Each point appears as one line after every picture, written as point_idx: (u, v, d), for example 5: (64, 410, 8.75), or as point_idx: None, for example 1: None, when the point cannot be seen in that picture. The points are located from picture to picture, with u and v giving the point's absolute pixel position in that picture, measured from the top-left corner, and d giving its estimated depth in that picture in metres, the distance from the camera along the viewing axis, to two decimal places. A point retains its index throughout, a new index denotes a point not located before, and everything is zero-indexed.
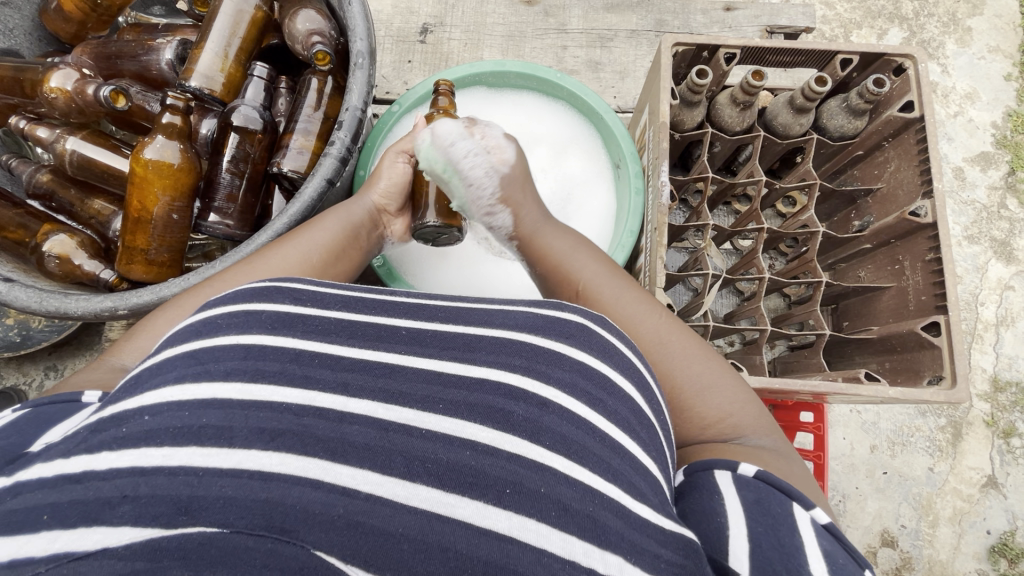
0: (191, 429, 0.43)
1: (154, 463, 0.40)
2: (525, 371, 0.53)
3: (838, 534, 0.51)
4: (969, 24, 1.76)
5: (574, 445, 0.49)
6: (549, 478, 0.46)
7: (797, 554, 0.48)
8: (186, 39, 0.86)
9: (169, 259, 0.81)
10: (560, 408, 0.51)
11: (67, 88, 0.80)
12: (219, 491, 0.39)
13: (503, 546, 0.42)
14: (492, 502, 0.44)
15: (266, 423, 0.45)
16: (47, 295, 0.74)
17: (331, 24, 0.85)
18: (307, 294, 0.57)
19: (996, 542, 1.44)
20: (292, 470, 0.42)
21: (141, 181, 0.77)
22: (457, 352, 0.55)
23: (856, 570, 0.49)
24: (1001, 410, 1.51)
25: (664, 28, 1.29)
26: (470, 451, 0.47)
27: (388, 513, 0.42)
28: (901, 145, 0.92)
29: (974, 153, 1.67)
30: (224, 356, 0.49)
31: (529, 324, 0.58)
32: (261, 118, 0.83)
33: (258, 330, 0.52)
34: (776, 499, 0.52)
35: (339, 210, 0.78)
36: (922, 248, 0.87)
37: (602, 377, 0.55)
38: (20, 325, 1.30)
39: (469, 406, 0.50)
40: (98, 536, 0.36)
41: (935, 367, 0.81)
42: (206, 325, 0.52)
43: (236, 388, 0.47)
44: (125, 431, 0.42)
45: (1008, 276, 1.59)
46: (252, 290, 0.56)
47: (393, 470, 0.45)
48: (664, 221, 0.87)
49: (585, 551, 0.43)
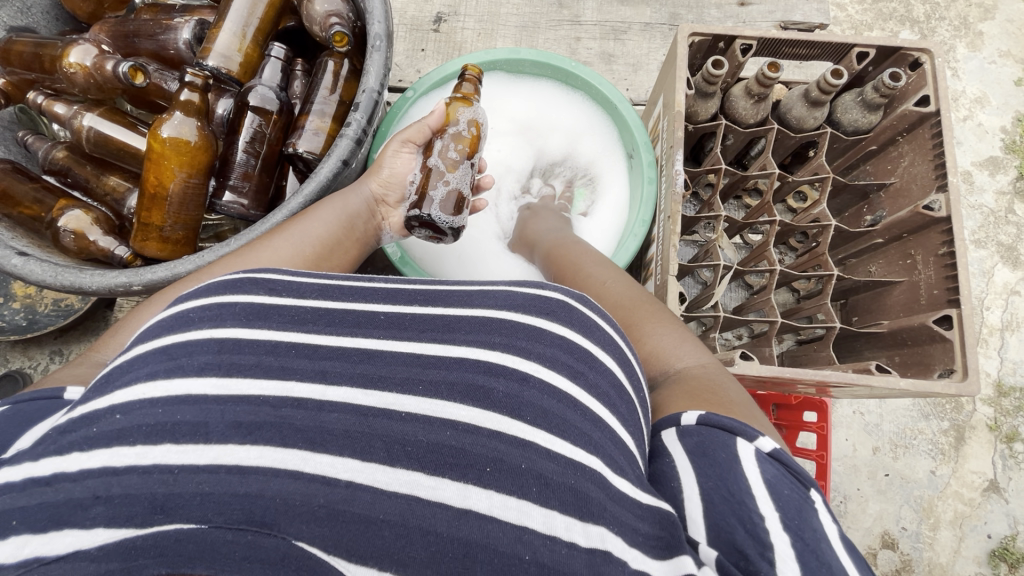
0: (165, 426, 0.43)
1: (127, 463, 0.41)
2: (505, 348, 0.53)
3: (783, 461, 0.50)
4: (981, 29, 1.76)
5: (555, 418, 0.49)
6: (530, 453, 0.46)
7: (748, 501, 0.47)
8: (204, 20, 0.87)
9: (184, 236, 0.81)
10: (539, 382, 0.51)
11: (86, 64, 0.80)
12: (195, 488, 0.40)
13: (483, 526, 0.42)
14: (472, 482, 0.44)
15: (241, 416, 0.45)
16: (62, 268, 0.74)
17: (349, 6, 0.84)
18: (282, 285, 0.57)
19: (996, 546, 1.44)
20: (271, 463, 0.43)
21: (158, 157, 0.77)
22: (436, 333, 0.55)
23: (801, 500, 0.48)
24: (1005, 415, 1.51)
25: (678, 21, 1.29)
26: (450, 431, 0.47)
27: (367, 499, 0.42)
28: (916, 139, 0.92)
29: (983, 157, 1.67)
30: (197, 350, 0.49)
31: (509, 302, 0.58)
32: (277, 98, 0.83)
33: (231, 322, 0.52)
34: (720, 444, 0.51)
35: (336, 199, 0.78)
36: (935, 242, 0.87)
37: (584, 352, 0.55)
38: (26, 309, 1.33)
39: (448, 385, 0.50)
40: (71, 538, 0.37)
41: (946, 361, 0.81)
42: (178, 321, 0.52)
43: (210, 384, 0.47)
44: (97, 431, 0.43)
45: (1015, 281, 1.59)
46: (223, 282, 0.56)
47: (372, 455, 0.45)
48: (678, 209, 0.87)
49: (567, 525, 0.43)
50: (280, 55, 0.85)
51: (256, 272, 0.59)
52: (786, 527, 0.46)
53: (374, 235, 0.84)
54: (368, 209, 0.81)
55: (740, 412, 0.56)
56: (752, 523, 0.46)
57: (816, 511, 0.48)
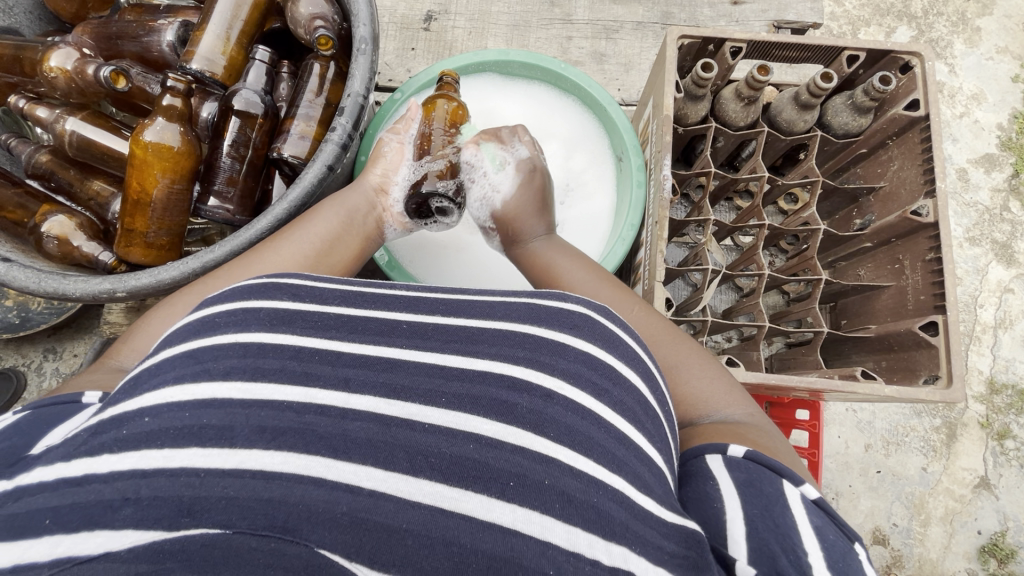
0: (192, 428, 0.44)
1: (156, 465, 0.41)
2: (528, 363, 0.53)
3: (827, 509, 0.52)
4: (978, 24, 1.75)
5: (579, 435, 0.49)
6: (553, 470, 0.46)
7: (792, 534, 0.49)
8: (188, 21, 0.86)
9: (168, 242, 0.81)
10: (565, 399, 0.51)
11: (67, 68, 0.79)
12: (221, 491, 0.40)
13: (507, 540, 0.42)
14: (496, 495, 0.44)
15: (267, 420, 0.45)
16: (45, 274, 0.74)
17: (335, 8, 0.83)
18: (305, 290, 0.57)
19: (986, 542, 1.45)
20: (295, 469, 0.43)
21: (140, 163, 0.77)
22: (460, 345, 0.55)
23: (845, 548, 0.49)
24: (996, 412, 1.52)
25: (670, 21, 1.28)
26: (473, 444, 0.47)
27: (391, 509, 0.42)
28: (905, 143, 0.91)
29: (978, 155, 1.66)
30: (223, 354, 0.49)
31: (531, 315, 0.57)
32: (262, 102, 0.82)
33: (255, 327, 0.52)
34: (767, 478, 0.53)
35: (335, 202, 0.77)
36: (923, 248, 0.87)
37: (607, 367, 0.55)
38: (19, 306, 1.29)
39: (472, 399, 0.50)
40: (102, 539, 0.37)
41: (932, 367, 0.81)
42: (205, 324, 0.52)
43: (236, 388, 0.47)
44: (127, 433, 0.43)
45: (1008, 279, 1.59)
46: (250, 286, 0.55)
47: (395, 465, 0.45)
48: (665, 214, 0.87)
49: (590, 543, 0.43)
50: (264, 58, 0.84)
51: (282, 275, 0.58)
52: (830, 566, 0.47)
53: (377, 234, 0.82)
54: (367, 205, 0.80)
55: (784, 460, 0.57)
56: (796, 556, 0.47)
57: (860, 562, 0.50)
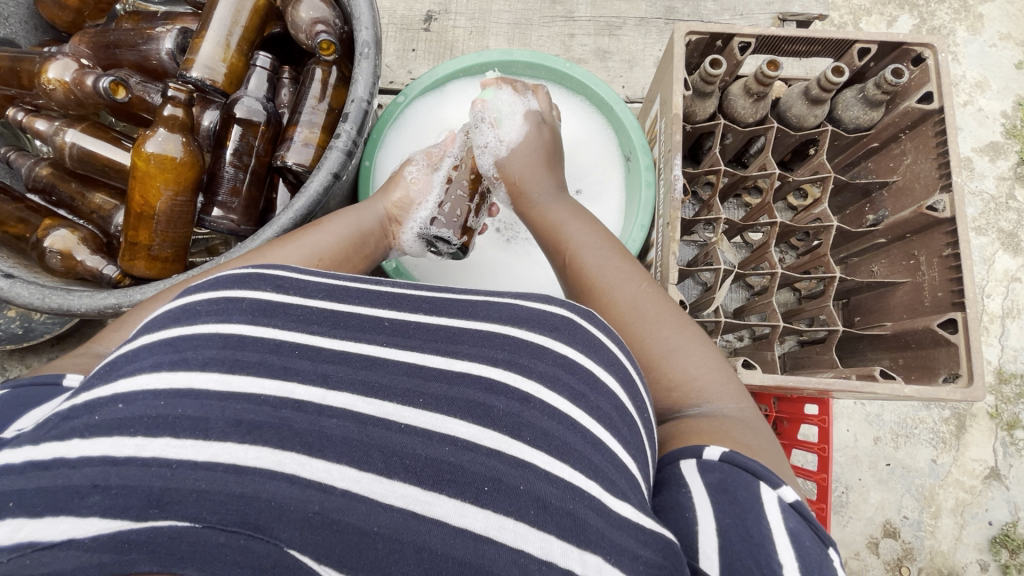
0: (166, 419, 0.42)
1: (127, 453, 0.40)
2: (508, 365, 0.52)
3: (805, 513, 0.50)
4: (981, 11, 1.73)
5: (555, 441, 0.48)
6: (529, 475, 0.45)
7: (767, 546, 0.46)
8: (187, 28, 0.84)
9: (172, 254, 0.79)
10: (541, 403, 0.50)
11: (66, 79, 0.78)
12: (193, 484, 0.39)
13: (478, 547, 0.41)
14: (470, 500, 0.43)
15: (242, 414, 0.44)
16: (49, 290, 0.72)
17: (336, 12, 0.82)
18: (291, 282, 0.55)
19: (997, 533, 1.44)
20: (268, 465, 0.42)
21: (143, 175, 0.75)
22: (441, 346, 0.54)
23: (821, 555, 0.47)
24: (1006, 402, 1.51)
25: (673, 16, 1.26)
26: (450, 447, 0.46)
27: (363, 510, 0.41)
28: (919, 136, 0.90)
29: (983, 143, 1.64)
30: (202, 345, 0.48)
31: (513, 318, 0.56)
32: (264, 110, 0.81)
33: (238, 318, 0.51)
34: (742, 483, 0.50)
35: (349, 215, 0.75)
36: (939, 243, 0.85)
37: (587, 372, 0.53)
38: (22, 317, 1.28)
39: (449, 400, 0.49)
40: (65, 525, 0.36)
41: (951, 365, 0.80)
42: (185, 312, 0.51)
43: (213, 378, 0.46)
44: (98, 419, 0.41)
45: (1015, 268, 1.57)
46: (233, 277, 0.54)
47: (369, 465, 0.44)
48: (677, 215, 0.86)
49: (564, 551, 0.42)
50: (266, 65, 0.82)
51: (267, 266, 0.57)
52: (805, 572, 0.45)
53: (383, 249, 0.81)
54: (381, 227, 0.78)
55: (766, 460, 0.55)
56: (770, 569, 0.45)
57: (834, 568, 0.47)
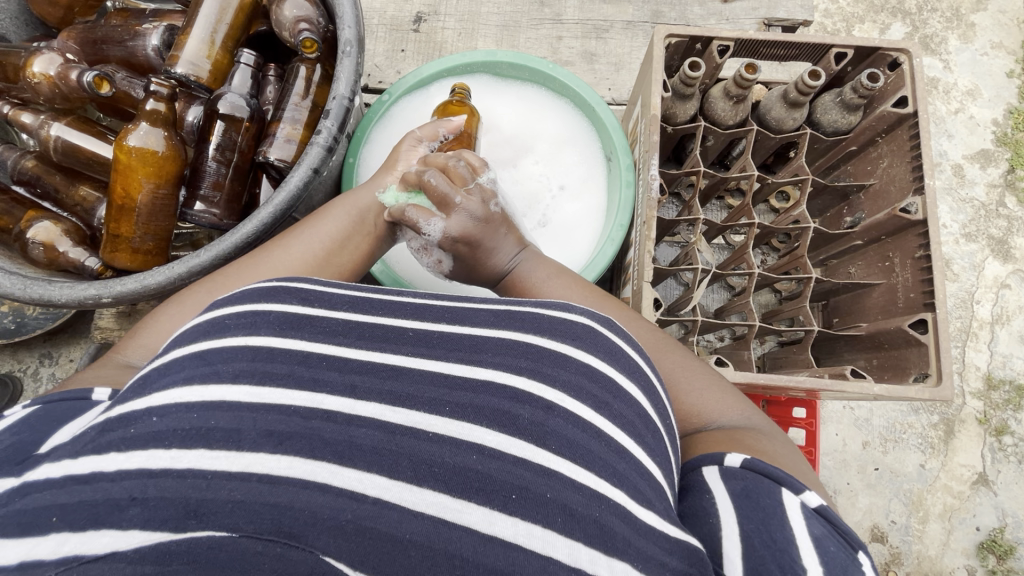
0: (200, 430, 0.43)
1: (163, 465, 0.41)
2: (531, 373, 0.53)
3: (829, 518, 0.51)
4: (973, 20, 1.75)
5: (581, 449, 0.49)
6: (555, 483, 0.46)
7: (790, 549, 0.47)
8: (173, 25, 0.85)
9: (154, 247, 0.80)
10: (565, 411, 0.51)
11: (51, 74, 0.79)
12: (228, 495, 0.40)
13: (508, 554, 0.42)
14: (499, 508, 0.44)
15: (274, 425, 0.45)
16: (31, 281, 0.73)
17: (320, 11, 0.83)
18: (316, 295, 0.56)
19: (985, 539, 1.45)
20: (300, 474, 0.42)
21: (124, 168, 0.77)
22: (465, 354, 0.54)
23: (847, 559, 0.48)
24: (994, 408, 1.52)
25: (660, 20, 1.28)
26: (477, 455, 0.47)
27: (395, 518, 0.42)
28: (894, 140, 0.91)
29: (974, 150, 1.66)
30: (232, 357, 0.49)
31: (535, 326, 0.57)
32: (247, 106, 0.82)
33: (266, 331, 0.52)
34: (765, 490, 0.52)
35: (344, 202, 0.72)
36: (912, 245, 0.87)
37: (610, 380, 0.54)
38: (15, 312, 1.29)
39: (476, 408, 0.50)
40: (108, 539, 0.37)
41: (921, 365, 0.80)
42: (215, 325, 0.51)
43: (244, 391, 0.47)
44: (134, 432, 0.43)
45: (1005, 275, 1.58)
46: (261, 290, 0.55)
47: (399, 473, 0.45)
48: (653, 214, 0.87)
49: (591, 558, 0.43)
50: (250, 61, 0.85)
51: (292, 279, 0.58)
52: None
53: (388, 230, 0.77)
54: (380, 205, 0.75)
55: (784, 464, 0.57)
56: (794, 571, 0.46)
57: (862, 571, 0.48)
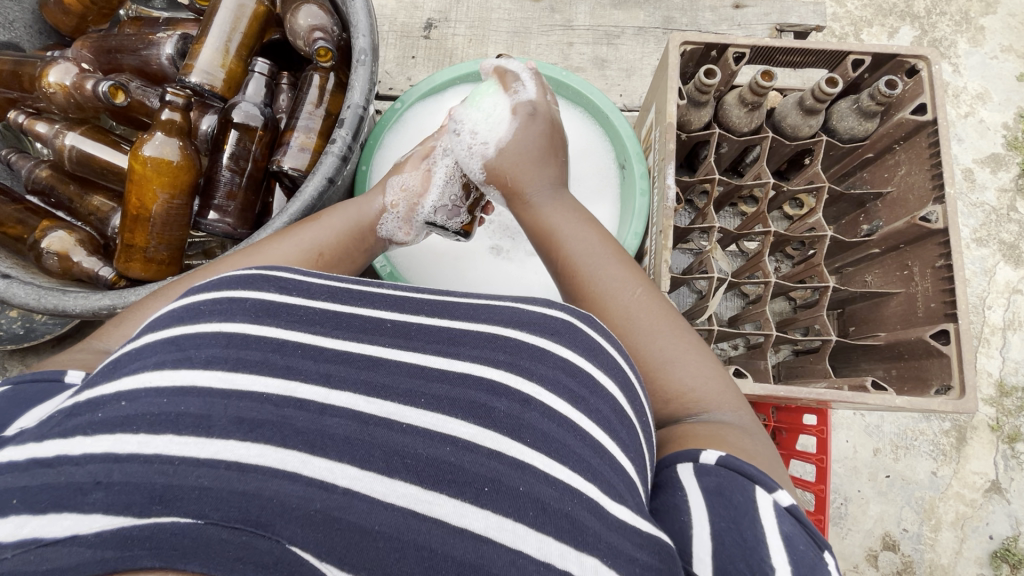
0: (169, 416, 0.41)
1: (130, 450, 0.39)
2: (508, 366, 0.51)
3: (800, 518, 0.49)
4: (983, 23, 1.74)
5: (555, 443, 0.47)
6: (528, 476, 0.44)
7: (761, 550, 0.46)
8: (187, 35, 0.85)
9: (168, 256, 0.80)
10: (542, 405, 0.49)
11: (66, 84, 0.79)
12: (195, 481, 0.38)
13: (477, 547, 0.40)
14: (470, 500, 0.42)
15: (245, 412, 0.43)
16: (45, 291, 0.73)
17: (334, 19, 0.83)
18: (293, 283, 0.54)
19: (998, 547, 1.43)
20: (270, 461, 0.41)
21: (141, 178, 0.76)
22: (442, 346, 0.52)
23: (816, 558, 0.47)
24: (1006, 415, 1.50)
25: (671, 26, 1.27)
26: (450, 446, 0.45)
27: (364, 508, 0.40)
28: (913, 147, 0.90)
29: (984, 154, 1.64)
30: (206, 343, 0.47)
31: (514, 319, 0.55)
32: (262, 114, 0.82)
33: (242, 318, 0.49)
34: (738, 487, 0.50)
35: (349, 206, 0.74)
36: (932, 255, 0.86)
37: (587, 375, 0.52)
38: (24, 318, 1.29)
39: (450, 400, 0.48)
40: (69, 522, 0.35)
41: (943, 376, 0.80)
42: (190, 311, 0.49)
43: (215, 376, 0.44)
44: (102, 417, 0.41)
45: (1017, 280, 1.57)
46: (236, 276, 0.53)
47: (370, 464, 0.43)
48: (670, 223, 0.86)
49: (561, 552, 0.41)
50: (264, 70, 0.83)
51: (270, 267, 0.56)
52: None
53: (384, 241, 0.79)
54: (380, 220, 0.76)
55: (762, 464, 0.54)
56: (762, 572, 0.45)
57: None
